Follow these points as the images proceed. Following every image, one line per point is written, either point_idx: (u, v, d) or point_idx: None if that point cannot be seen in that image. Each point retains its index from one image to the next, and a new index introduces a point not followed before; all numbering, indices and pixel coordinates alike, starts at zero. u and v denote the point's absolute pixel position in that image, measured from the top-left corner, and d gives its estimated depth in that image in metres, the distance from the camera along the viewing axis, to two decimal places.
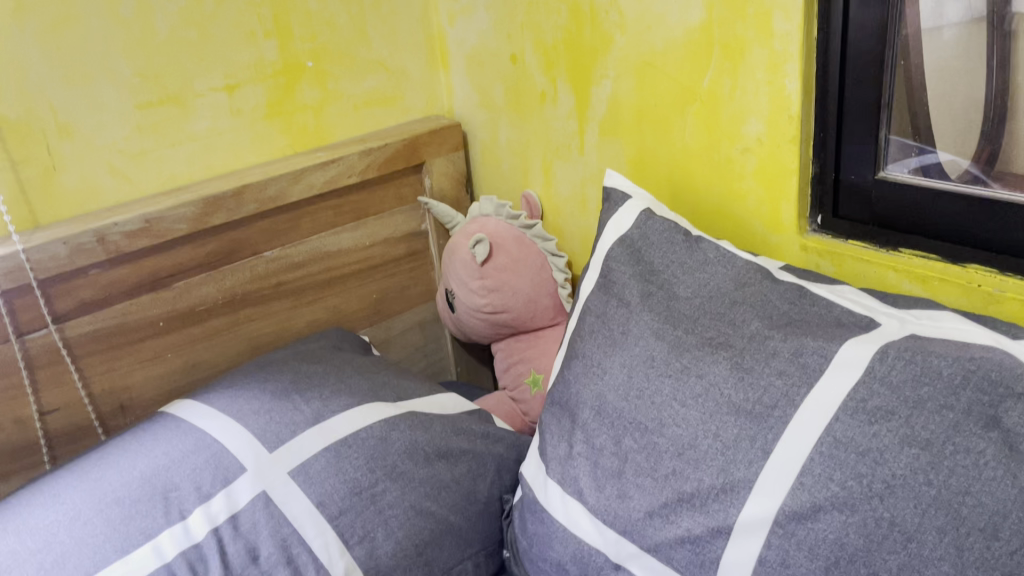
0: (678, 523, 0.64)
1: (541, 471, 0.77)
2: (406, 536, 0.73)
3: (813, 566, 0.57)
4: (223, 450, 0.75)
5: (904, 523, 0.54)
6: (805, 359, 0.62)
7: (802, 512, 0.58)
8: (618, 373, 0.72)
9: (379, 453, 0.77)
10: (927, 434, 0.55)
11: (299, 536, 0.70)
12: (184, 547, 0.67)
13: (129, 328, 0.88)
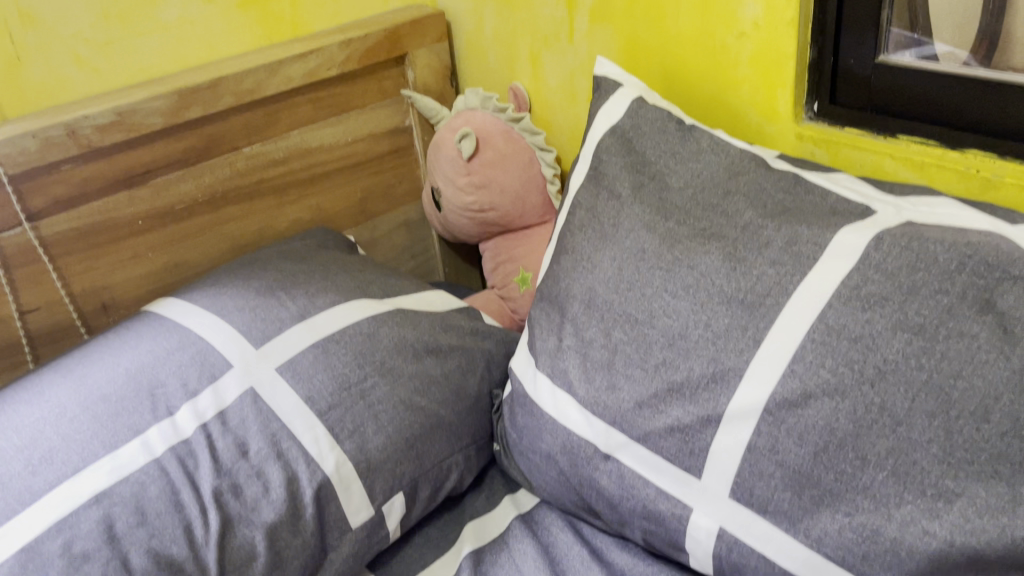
0: (667, 413, 0.64)
1: (531, 365, 0.77)
2: (396, 430, 0.73)
3: (802, 451, 0.57)
4: (209, 347, 0.75)
5: (894, 408, 0.54)
6: (799, 248, 0.61)
7: (793, 399, 0.58)
8: (608, 266, 0.71)
9: (367, 349, 0.76)
10: (921, 319, 0.54)
11: (288, 431, 0.70)
12: (173, 442, 0.67)
13: (107, 227, 0.86)
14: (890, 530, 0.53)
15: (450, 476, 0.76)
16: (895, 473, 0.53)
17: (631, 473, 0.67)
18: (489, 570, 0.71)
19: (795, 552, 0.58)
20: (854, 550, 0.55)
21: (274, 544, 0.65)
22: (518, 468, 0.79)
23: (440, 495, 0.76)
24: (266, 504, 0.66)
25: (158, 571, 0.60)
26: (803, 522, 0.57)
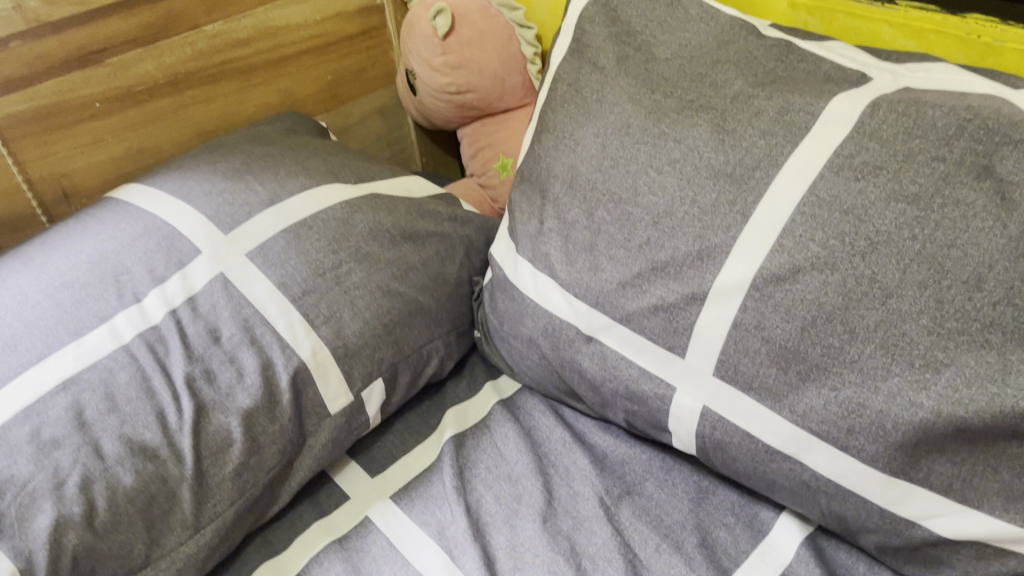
0: (652, 292, 0.62)
1: (511, 250, 0.74)
2: (373, 316, 0.71)
3: (789, 327, 0.56)
4: (175, 232, 0.72)
5: (884, 280, 0.52)
6: (790, 118, 0.58)
7: (780, 274, 0.56)
8: (591, 144, 0.68)
9: (341, 234, 0.74)
10: (916, 188, 0.52)
11: (261, 316, 0.68)
12: (141, 328, 0.65)
13: (63, 110, 0.82)
14: (876, 403, 0.52)
15: (429, 363, 0.76)
16: (884, 345, 0.52)
17: (614, 355, 0.66)
18: (471, 455, 0.71)
19: (778, 428, 0.57)
20: (838, 424, 0.54)
21: (251, 431, 0.64)
22: (498, 355, 0.78)
23: (420, 382, 0.75)
24: (241, 390, 0.64)
25: (132, 457, 0.59)
26: (788, 398, 0.56)
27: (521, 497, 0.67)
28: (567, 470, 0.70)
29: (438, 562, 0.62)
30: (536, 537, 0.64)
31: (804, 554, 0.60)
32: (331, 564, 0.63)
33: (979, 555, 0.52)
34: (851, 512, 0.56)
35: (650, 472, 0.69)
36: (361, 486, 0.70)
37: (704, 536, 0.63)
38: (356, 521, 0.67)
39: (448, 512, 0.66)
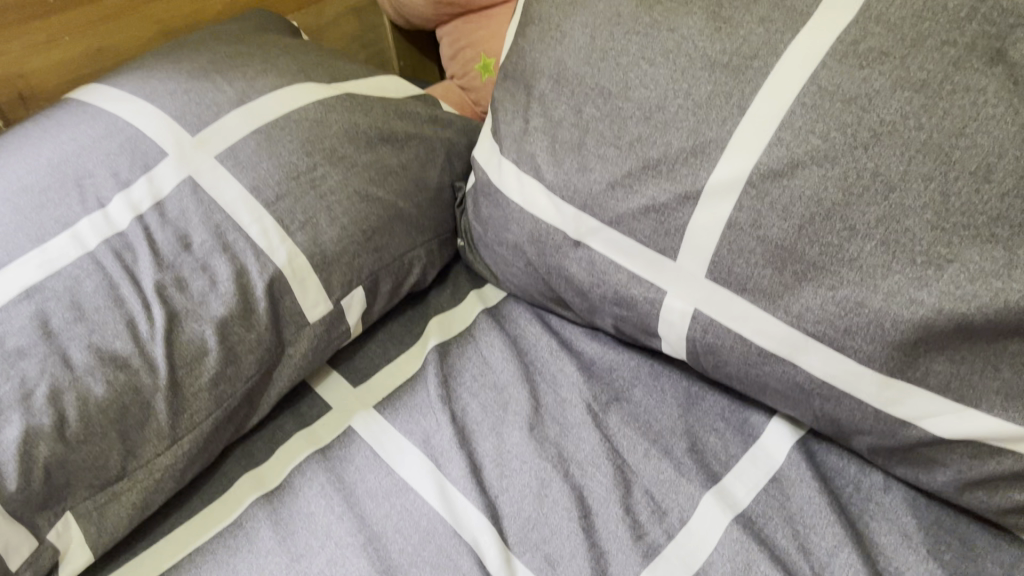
0: (643, 193, 0.60)
1: (495, 152, 0.71)
2: (352, 222, 0.68)
3: (786, 225, 0.53)
4: (139, 134, 0.68)
5: (888, 173, 0.50)
6: (791, 3, 0.55)
7: (778, 169, 0.53)
8: (580, 36, 0.64)
9: (315, 136, 0.70)
10: (924, 74, 0.49)
11: (233, 222, 0.64)
12: (107, 235, 0.62)
13: (15, 5, 0.76)
14: (875, 301, 0.51)
15: (411, 272, 0.73)
16: (885, 241, 0.50)
17: (602, 259, 0.63)
18: (456, 364, 0.69)
19: (773, 330, 0.56)
20: (835, 324, 0.52)
21: (227, 340, 0.61)
22: (482, 263, 0.76)
23: (402, 291, 0.73)
24: (214, 298, 0.62)
25: (102, 367, 0.57)
26: (783, 299, 0.55)
27: (507, 406, 0.66)
28: (554, 378, 0.68)
29: (424, 471, 0.62)
30: (523, 445, 0.63)
31: (794, 457, 0.60)
32: (315, 474, 0.62)
33: (975, 454, 0.51)
34: (844, 414, 0.55)
35: (639, 378, 0.67)
36: (343, 396, 0.68)
37: (694, 442, 0.62)
38: (339, 432, 0.65)
39: (433, 421, 0.65)
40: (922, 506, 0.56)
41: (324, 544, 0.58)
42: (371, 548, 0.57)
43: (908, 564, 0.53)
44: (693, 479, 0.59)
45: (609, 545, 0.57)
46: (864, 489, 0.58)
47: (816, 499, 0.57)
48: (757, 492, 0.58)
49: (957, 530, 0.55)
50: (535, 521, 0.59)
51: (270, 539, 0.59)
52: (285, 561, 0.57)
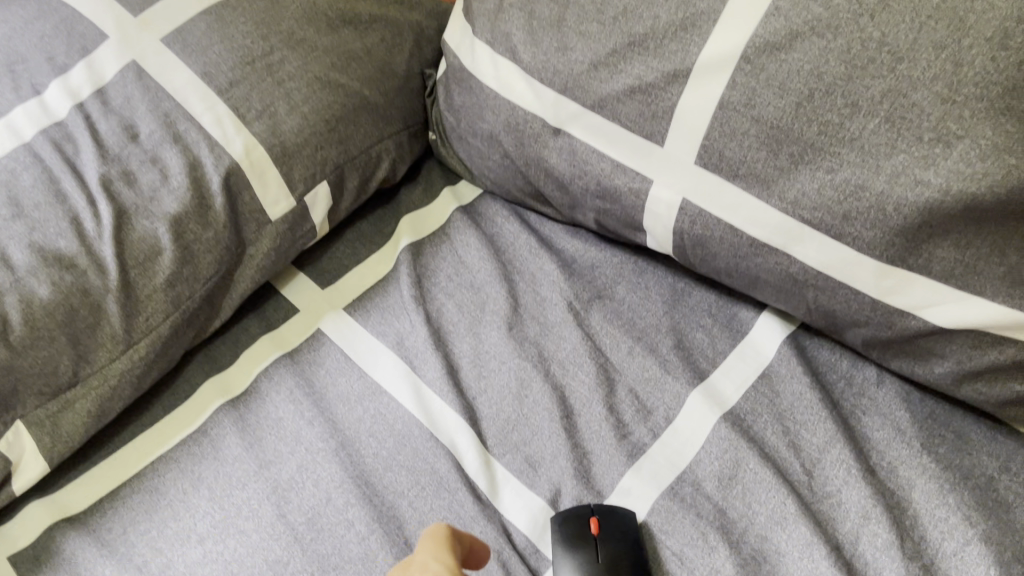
0: (628, 73, 0.55)
1: (467, 34, 0.65)
2: (313, 111, 0.63)
3: (783, 103, 0.49)
4: (76, 15, 0.62)
5: (895, 43, 0.45)
6: None
7: (775, 42, 0.49)
8: None
9: (270, 18, 0.64)
10: None
11: (184, 112, 0.59)
12: (43, 125, 0.58)
13: None
14: (878, 184, 0.47)
15: (380, 166, 0.68)
16: (891, 119, 0.46)
17: (584, 148, 0.59)
18: (430, 263, 0.65)
19: (766, 218, 0.52)
20: (833, 210, 0.49)
21: (181, 238, 0.57)
22: (456, 157, 0.71)
23: (370, 188, 0.68)
24: (166, 193, 0.57)
25: (46, 268, 0.53)
26: (778, 185, 0.51)
27: (484, 305, 0.63)
28: (534, 277, 0.64)
29: (398, 373, 0.59)
30: (502, 345, 0.60)
31: (785, 353, 0.57)
32: (283, 379, 0.59)
33: (976, 344, 0.49)
34: (839, 307, 0.52)
35: (622, 276, 0.64)
36: (309, 298, 0.64)
37: (680, 339, 0.59)
38: (308, 335, 0.62)
39: (407, 322, 0.62)
40: (916, 400, 0.54)
41: (293, 450, 0.56)
42: (343, 454, 0.55)
43: (901, 458, 0.52)
44: (679, 377, 0.57)
45: (592, 446, 0.55)
46: (856, 384, 0.56)
47: (807, 394, 0.55)
48: (746, 389, 0.56)
49: (952, 424, 0.53)
50: (514, 423, 0.56)
51: (237, 446, 0.56)
52: (253, 469, 0.55)
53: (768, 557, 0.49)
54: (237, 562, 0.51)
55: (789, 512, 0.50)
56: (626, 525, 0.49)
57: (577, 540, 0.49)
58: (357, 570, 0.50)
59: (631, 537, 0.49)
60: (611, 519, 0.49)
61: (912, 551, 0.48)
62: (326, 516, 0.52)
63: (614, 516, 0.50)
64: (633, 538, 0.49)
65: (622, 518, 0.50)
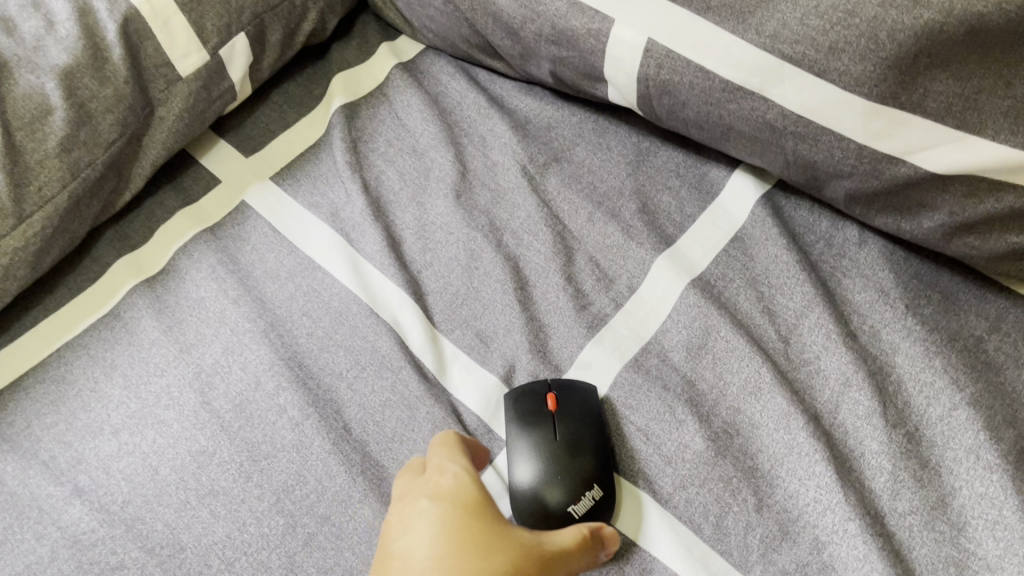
0: None
1: None
2: None
3: None
4: None
5: None
6: None
7: None
8: None
9: None
10: None
11: None
12: None
13: None
14: (869, 9, 0.41)
15: (307, 18, 0.60)
16: None
17: None
18: (368, 127, 0.58)
19: (740, 56, 0.46)
20: (817, 42, 0.43)
21: (74, 95, 0.49)
22: (395, 8, 0.63)
23: (296, 42, 0.61)
24: (53, 43, 0.50)
25: None
26: (756, 17, 0.44)
27: (429, 171, 0.56)
28: (483, 139, 0.58)
29: (333, 246, 0.53)
30: (448, 214, 0.54)
31: (759, 214, 0.52)
32: (203, 257, 0.53)
33: (970, 193, 0.44)
34: (821, 157, 0.47)
35: (581, 136, 0.57)
36: (233, 168, 0.57)
37: (645, 203, 0.54)
38: (231, 209, 0.55)
39: (342, 192, 0.55)
40: (901, 260, 0.50)
41: (218, 332, 0.50)
42: (273, 335, 0.49)
43: (884, 322, 0.48)
44: (644, 243, 0.52)
45: (549, 319, 0.50)
46: (836, 245, 0.51)
47: (784, 257, 0.50)
48: (717, 254, 0.51)
49: (939, 284, 0.49)
50: (464, 297, 0.51)
51: (154, 329, 0.50)
52: (173, 353, 0.49)
53: (741, 430, 0.45)
54: (156, 455, 0.46)
55: (764, 381, 0.45)
56: (588, 401, 0.45)
57: (533, 415, 0.44)
58: (290, 459, 0.45)
59: (593, 413, 0.44)
60: (571, 394, 0.45)
61: (895, 418, 0.44)
62: (255, 402, 0.47)
63: (573, 390, 0.45)
64: (594, 414, 0.44)
65: (582, 393, 0.45)
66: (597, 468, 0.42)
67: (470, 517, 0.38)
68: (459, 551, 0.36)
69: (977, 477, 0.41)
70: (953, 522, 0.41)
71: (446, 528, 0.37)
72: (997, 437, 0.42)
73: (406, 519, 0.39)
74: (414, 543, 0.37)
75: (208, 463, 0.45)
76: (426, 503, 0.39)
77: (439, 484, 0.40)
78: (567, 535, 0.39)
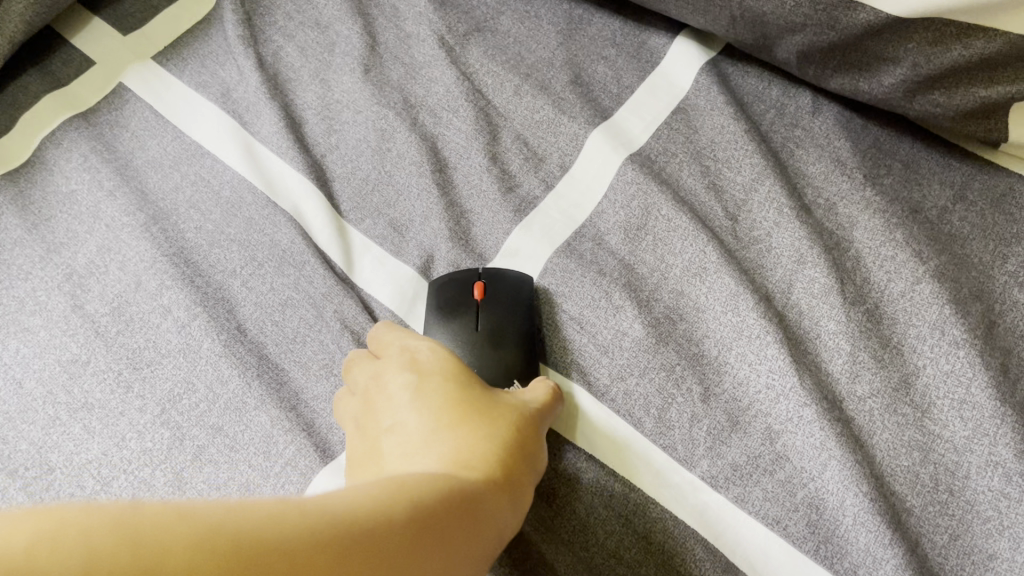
0: None
1: None
2: None
3: None
4: None
5: None
6: None
7: None
8: None
9: None
10: None
11: None
12: None
13: None
14: None
15: None
16: None
17: None
18: None
19: None
20: None
21: None
22: None
23: None
24: None
25: None
26: None
27: (333, 46, 0.49)
28: (395, 9, 0.51)
29: (225, 130, 0.46)
30: (356, 90, 0.48)
31: (703, 83, 0.47)
32: (74, 145, 0.46)
33: (936, 40, 0.39)
34: (771, 8, 0.42)
35: (506, 4, 0.51)
36: (108, 46, 0.50)
37: (577, 75, 0.48)
38: (105, 93, 0.48)
39: (234, 70, 0.49)
40: (859, 128, 0.45)
41: (92, 229, 0.43)
42: (155, 228, 0.43)
43: (841, 194, 0.43)
44: (577, 117, 0.46)
45: (471, 204, 0.44)
46: (788, 114, 0.46)
47: (731, 127, 0.45)
48: (658, 128, 0.46)
49: (900, 152, 0.44)
50: (375, 183, 0.45)
51: (17, 228, 0.44)
52: (40, 253, 0.43)
53: (685, 314, 0.40)
54: (20, 366, 0.40)
55: (710, 260, 0.41)
56: (520, 294, 0.39)
57: (454, 303, 0.39)
58: (177, 366, 0.39)
59: (522, 307, 0.39)
60: (504, 284, 0.40)
61: (854, 295, 0.40)
62: (135, 303, 0.41)
63: (504, 280, 0.40)
64: (524, 309, 0.39)
65: (516, 285, 0.40)
66: (514, 365, 0.37)
67: (462, 383, 0.32)
68: (468, 414, 0.30)
69: (943, 354, 0.37)
70: (917, 403, 0.37)
71: (443, 391, 0.31)
72: (963, 311, 0.38)
73: (386, 390, 0.32)
74: (406, 410, 0.31)
75: (81, 373, 0.39)
76: (406, 374, 0.32)
77: (415, 352, 0.34)
78: (541, 393, 0.35)
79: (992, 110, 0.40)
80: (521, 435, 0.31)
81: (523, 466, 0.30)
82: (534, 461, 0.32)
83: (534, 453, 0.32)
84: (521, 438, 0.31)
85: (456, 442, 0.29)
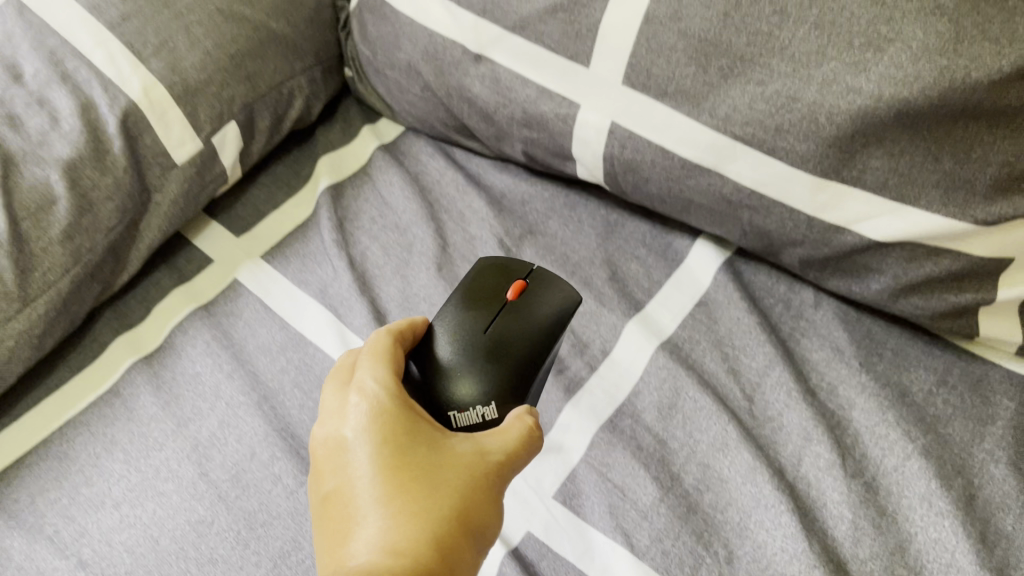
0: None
1: None
2: (217, 46, 0.58)
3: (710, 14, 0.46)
4: None
5: None
6: None
7: None
8: None
9: None
10: None
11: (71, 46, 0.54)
12: None
13: None
14: (810, 94, 0.45)
15: (293, 105, 0.65)
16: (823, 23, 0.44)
17: (508, 74, 0.56)
18: (353, 207, 0.62)
19: (697, 137, 0.50)
20: (765, 124, 0.47)
21: (77, 186, 0.53)
22: (375, 94, 0.67)
23: (283, 128, 0.65)
24: (57, 137, 0.53)
25: None
26: (709, 102, 0.48)
27: (411, 247, 0.59)
28: (461, 214, 0.62)
29: (323, 320, 0.56)
30: (431, 286, 0.57)
31: (721, 280, 0.56)
32: (199, 333, 0.56)
33: (911, 258, 0.48)
34: (775, 226, 0.51)
35: (553, 210, 0.61)
36: (225, 248, 0.61)
37: (614, 272, 0.58)
38: (223, 287, 0.58)
39: (330, 269, 0.59)
40: (855, 320, 0.54)
41: (214, 406, 0.52)
42: (266, 407, 0.52)
43: (840, 378, 0.51)
44: (615, 309, 0.55)
45: None
46: (794, 307, 0.55)
47: (745, 320, 0.54)
48: (684, 318, 0.55)
49: (890, 341, 0.52)
50: None
51: (153, 405, 0.53)
52: (171, 427, 0.52)
53: (711, 485, 0.47)
54: (156, 526, 0.48)
55: (731, 438, 0.48)
56: (540, 321, 0.45)
57: (484, 304, 0.46)
58: (286, 526, 0.47)
59: (532, 331, 0.45)
60: (533, 306, 0.46)
61: (853, 470, 0.47)
62: (251, 471, 0.49)
63: (534, 305, 0.46)
64: (536, 332, 0.45)
65: (541, 314, 0.46)
66: (499, 377, 0.43)
67: (405, 449, 0.37)
68: (407, 487, 0.36)
69: (931, 523, 0.44)
70: (911, 566, 0.43)
71: (383, 462, 0.37)
72: (947, 484, 0.45)
73: (338, 458, 0.38)
74: (352, 485, 0.37)
75: (207, 532, 0.47)
76: (354, 436, 0.38)
77: (361, 406, 0.39)
78: (510, 434, 0.40)
79: (962, 312, 0.49)
80: (462, 497, 0.36)
81: (466, 529, 0.36)
82: (483, 516, 0.37)
83: (485, 507, 0.37)
84: (462, 499, 0.36)
85: (395, 523, 0.35)
